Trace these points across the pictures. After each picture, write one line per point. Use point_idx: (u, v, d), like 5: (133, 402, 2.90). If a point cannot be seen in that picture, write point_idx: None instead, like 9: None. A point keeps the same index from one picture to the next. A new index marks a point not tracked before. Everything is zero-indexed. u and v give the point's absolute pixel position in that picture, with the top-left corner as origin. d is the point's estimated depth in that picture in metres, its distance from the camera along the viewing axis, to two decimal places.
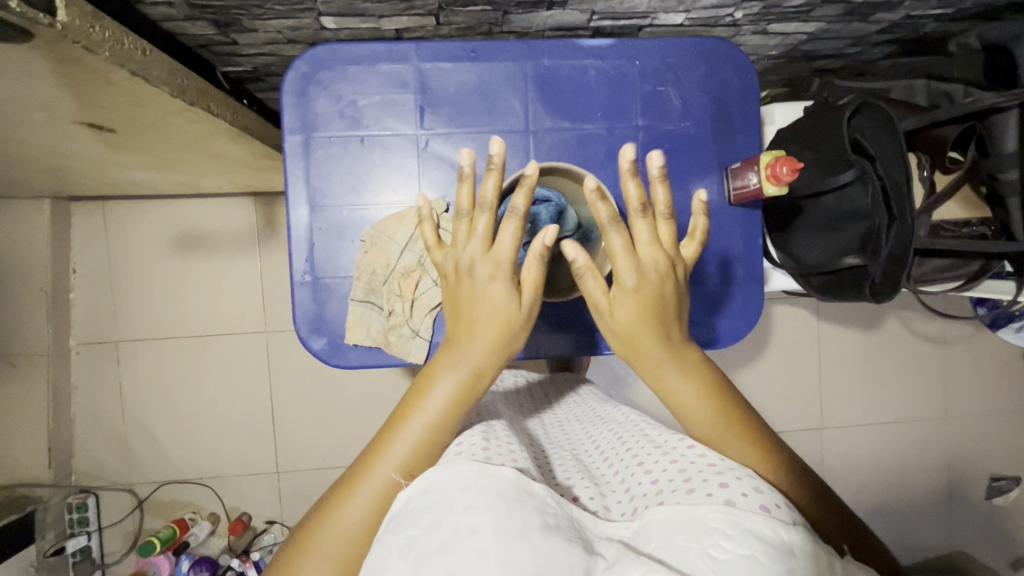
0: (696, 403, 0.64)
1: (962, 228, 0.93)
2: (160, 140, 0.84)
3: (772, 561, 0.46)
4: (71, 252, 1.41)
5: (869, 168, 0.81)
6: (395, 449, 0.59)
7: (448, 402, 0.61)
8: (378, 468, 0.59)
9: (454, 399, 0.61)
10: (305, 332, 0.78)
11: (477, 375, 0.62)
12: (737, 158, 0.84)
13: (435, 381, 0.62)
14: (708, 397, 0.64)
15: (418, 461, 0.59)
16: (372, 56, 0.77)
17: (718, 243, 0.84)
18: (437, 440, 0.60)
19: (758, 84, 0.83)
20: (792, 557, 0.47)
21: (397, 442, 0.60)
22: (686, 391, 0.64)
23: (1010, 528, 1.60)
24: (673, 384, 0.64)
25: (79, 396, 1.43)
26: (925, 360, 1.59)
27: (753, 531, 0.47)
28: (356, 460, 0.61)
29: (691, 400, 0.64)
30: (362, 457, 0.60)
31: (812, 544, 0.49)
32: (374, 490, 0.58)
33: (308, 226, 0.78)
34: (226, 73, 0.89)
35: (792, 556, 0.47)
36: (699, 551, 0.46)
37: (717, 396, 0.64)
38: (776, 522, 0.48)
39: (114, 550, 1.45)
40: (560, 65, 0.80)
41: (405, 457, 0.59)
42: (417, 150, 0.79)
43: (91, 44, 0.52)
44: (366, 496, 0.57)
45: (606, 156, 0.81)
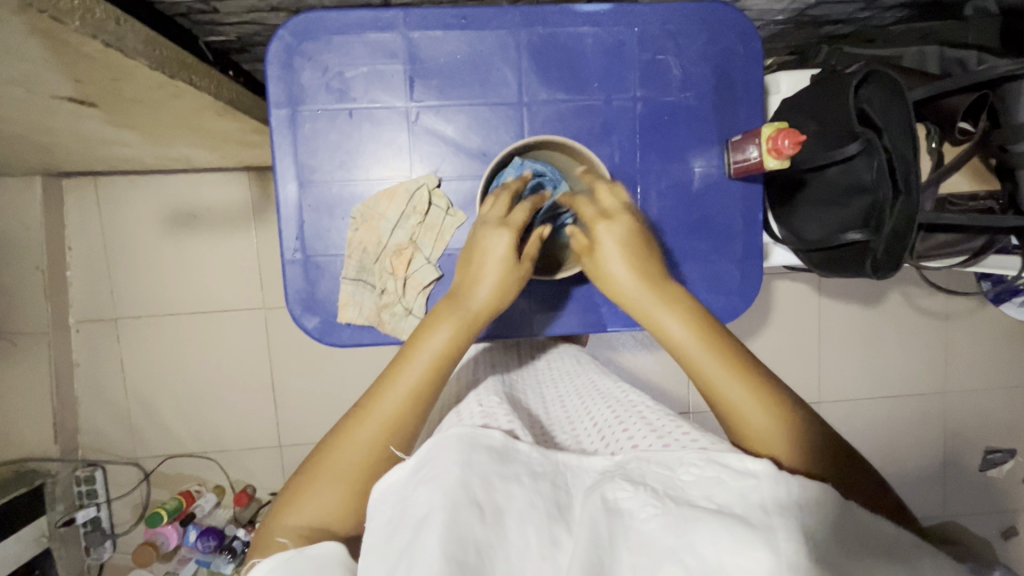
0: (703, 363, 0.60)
1: (969, 202, 0.91)
2: (143, 115, 0.81)
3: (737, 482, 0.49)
4: (65, 229, 1.40)
5: (874, 139, 0.79)
6: (393, 395, 0.59)
7: (452, 338, 0.62)
8: (384, 400, 0.58)
9: (457, 334, 0.62)
10: (297, 311, 0.77)
11: (481, 314, 0.65)
12: (739, 131, 0.81)
13: (438, 323, 0.63)
14: (697, 331, 0.61)
15: (427, 390, 0.60)
16: (358, 25, 0.74)
17: (717, 219, 0.82)
18: (444, 372, 0.61)
19: (762, 52, 0.79)
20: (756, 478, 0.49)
21: (403, 375, 0.60)
22: (675, 328, 0.63)
23: (1002, 498, 1.63)
24: (662, 321, 0.63)
25: (81, 373, 1.44)
26: (927, 335, 1.58)
27: (721, 461, 0.51)
28: (360, 398, 0.61)
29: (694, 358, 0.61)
30: (368, 392, 0.60)
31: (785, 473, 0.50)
32: (382, 416, 0.58)
33: (297, 202, 0.76)
34: (210, 44, 0.86)
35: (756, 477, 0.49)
36: (670, 481, 0.50)
37: (727, 355, 0.60)
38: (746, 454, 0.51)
39: (123, 520, 1.48)
40: (555, 32, 0.76)
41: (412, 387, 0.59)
42: (407, 124, 0.77)
43: (59, 14, 0.50)
44: (376, 420, 0.58)
45: (603, 129, 0.79)
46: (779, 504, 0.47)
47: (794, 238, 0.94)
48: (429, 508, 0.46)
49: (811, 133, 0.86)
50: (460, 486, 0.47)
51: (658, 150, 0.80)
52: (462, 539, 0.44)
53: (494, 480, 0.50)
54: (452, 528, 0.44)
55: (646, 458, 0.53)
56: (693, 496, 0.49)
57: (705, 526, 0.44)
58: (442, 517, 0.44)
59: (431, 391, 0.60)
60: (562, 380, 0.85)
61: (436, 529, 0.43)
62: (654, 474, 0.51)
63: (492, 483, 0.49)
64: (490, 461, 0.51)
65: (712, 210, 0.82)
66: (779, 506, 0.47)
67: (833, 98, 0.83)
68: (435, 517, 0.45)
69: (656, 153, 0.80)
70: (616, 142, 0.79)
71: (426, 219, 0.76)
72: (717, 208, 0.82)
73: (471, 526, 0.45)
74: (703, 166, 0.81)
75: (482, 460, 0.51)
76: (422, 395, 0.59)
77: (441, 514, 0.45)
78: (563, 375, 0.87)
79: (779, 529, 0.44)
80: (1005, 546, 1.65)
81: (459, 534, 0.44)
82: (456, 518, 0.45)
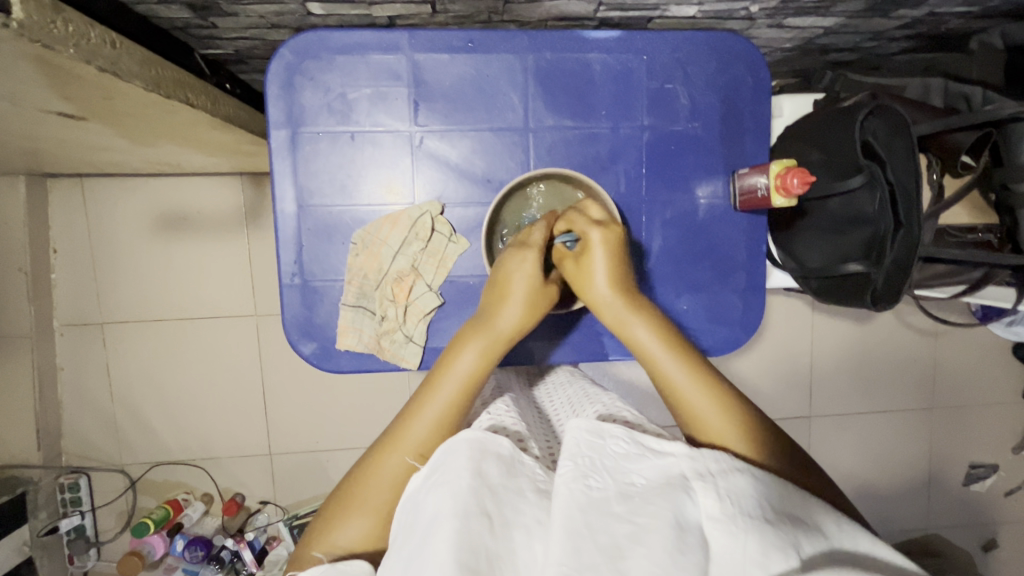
0: (701, 402, 0.60)
1: (968, 235, 0.92)
2: (136, 129, 0.79)
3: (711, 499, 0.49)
4: (51, 230, 1.36)
5: (877, 172, 0.79)
6: (414, 429, 0.59)
7: (478, 362, 0.62)
8: (415, 424, 0.59)
9: (483, 359, 0.62)
10: (294, 336, 0.75)
11: (506, 335, 0.63)
12: (745, 162, 0.80)
13: (459, 353, 0.62)
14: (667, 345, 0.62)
15: (456, 414, 0.60)
16: (362, 45, 0.72)
17: (719, 249, 0.82)
18: (472, 396, 0.62)
19: (770, 83, 0.79)
20: (737, 495, 0.50)
21: (432, 402, 0.60)
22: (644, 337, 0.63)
23: (983, 512, 1.67)
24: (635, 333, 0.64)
25: (66, 379, 1.41)
26: (917, 352, 1.60)
27: (643, 441, 0.55)
28: (388, 427, 0.61)
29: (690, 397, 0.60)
30: (397, 417, 0.61)
31: (757, 487, 0.51)
32: (415, 439, 0.59)
33: (297, 225, 0.74)
34: (206, 56, 0.84)
35: (736, 494, 0.50)
36: (606, 455, 0.53)
37: (710, 380, 0.61)
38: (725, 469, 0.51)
39: (108, 527, 1.45)
40: (563, 58, 0.75)
41: (440, 414, 0.60)
42: (411, 147, 0.75)
43: (52, 42, 0.48)
44: (411, 442, 0.59)
45: (609, 157, 0.78)
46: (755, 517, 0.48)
47: (793, 265, 0.94)
48: (441, 511, 0.47)
49: (815, 162, 0.86)
50: (470, 495, 0.48)
51: (664, 179, 0.79)
52: (478, 547, 0.45)
53: (497, 489, 0.51)
54: (463, 535, 0.45)
55: (582, 429, 0.55)
56: (634, 473, 0.52)
57: (654, 504, 0.47)
58: (454, 526, 0.46)
59: (459, 417, 0.61)
60: (556, 393, 0.82)
61: (450, 539, 0.45)
62: (588, 445, 0.53)
63: (501, 496, 0.50)
64: (499, 472, 0.52)
65: (714, 240, 0.81)
66: (701, 475, 0.51)
67: (838, 131, 0.83)
68: (445, 526, 0.46)
69: (662, 182, 0.79)
70: (621, 170, 0.78)
71: (429, 245, 0.75)
72: (720, 237, 0.81)
73: (483, 539, 0.46)
74: (707, 195, 0.80)
75: (492, 470, 0.52)
76: (447, 423, 0.60)
77: (454, 520, 0.46)
78: (559, 386, 0.84)
79: (697, 491, 0.50)
80: (985, 558, 1.68)
81: (472, 543, 0.45)
82: (467, 527, 0.46)
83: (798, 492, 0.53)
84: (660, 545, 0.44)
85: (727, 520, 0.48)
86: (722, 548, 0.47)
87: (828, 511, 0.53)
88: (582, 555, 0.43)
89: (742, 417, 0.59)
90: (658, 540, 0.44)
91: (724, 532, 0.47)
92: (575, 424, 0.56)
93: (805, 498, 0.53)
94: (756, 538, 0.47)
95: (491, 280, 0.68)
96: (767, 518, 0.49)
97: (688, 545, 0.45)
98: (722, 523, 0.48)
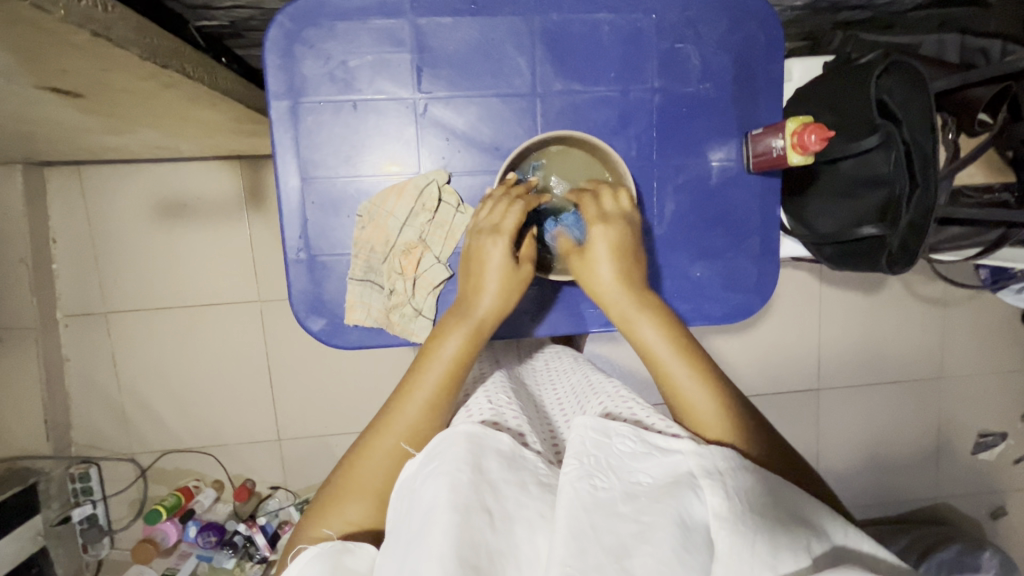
0: (682, 378, 0.60)
1: (983, 194, 0.90)
2: (131, 106, 0.77)
3: (715, 498, 0.49)
4: (49, 220, 1.34)
5: (894, 131, 0.77)
6: (405, 412, 0.59)
7: (462, 348, 0.62)
8: (407, 406, 0.60)
9: (467, 343, 0.63)
10: (302, 313, 0.74)
11: (486, 321, 0.65)
12: (759, 123, 0.78)
13: (445, 339, 0.63)
14: (679, 352, 0.61)
15: (445, 398, 0.61)
16: (362, 11, 0.69)
17: (733, 215, 0.80)
18: (457, 382, 0.62)
19: (784, 41, 0.76)
20: (743, 496, 0.49)
21: (420, 387, 0.60)
22: (657, 341, 0.62)
23: (992, 480, 1.67)
24: (646, 335, 0.63)
25: (71, 369, 1.40)
26: (926, 321, 1.59)
27: (649, 439, 0.54)
28: (378, 413, 0.61)
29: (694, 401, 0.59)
30: (386, 402, 0.61)
31: (758, 484, 0.51)
32: (406, 422, 0.59)
33: (301, 199, 0.73)
34: (202, 29, 0.81)
35: (742, 495, 0.49)
36: (611, 453, 0.52)
37: (702, 367, 0.61)
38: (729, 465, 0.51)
39: (121, 516, 1.46)
40: (571, 19, 0.73)
41: (430, 397, 0.60)
42: (415, 116, 0.73)
43: (43, 2, 0.46)
44: (400, 427, 0.59)
45: (618, 122, 0.76)
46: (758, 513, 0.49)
47: (806, 231, 0.92)
48: (438, 502, 0.47)
49: (829, 124, 0.84)
50: (471, 489, 0.48)
51: (676, 143, 0.77)
52: (477, 544, 0.44)
53: (505, 489, 0.50)
54: (464, 531, 0.45)
55: (588, 428, 0.53)
56: (640, 472, 0.51)
57: (660, 503, 0.47)
58: (454, 520, 0.45)
59: (448, 397, 0.61)
60: (558, 381, 0.82)
61: (448, 531, 0.44)
62: (594, 444, 0.52)
63: (501, 491, 0.50)
64: (499, 467, 0.52)
65: (727, 206, 0.80)
66: (709, 473, 0.50)
67: (852, 89, 0.81)
68: (442, 518, 0.45)
69: (673, 147, 0.77)
70: (632, 135, 0.76)
71: (436, 216, 0.73)
72: (734, 203, 0.80)
73: (482, 533, 0.45)
74: (720, 160, 0.78)
75: (491, 466, 0.51)
76: (438, 407, 0.60)
77: (453, 516, 0.45)
78: (560, 373, 0.84)
79: (704, 489, 0.49)
80: (993, 525, 1.69)
81: (471, 537, 0.45)
82: (469, 522, 0.45)
83: (804, 494, 0.54)
84: (668, 545, 0.44)
85: (735, 520, 0.47)
86: (730, 547, 0.46)
87: (834, 516, 0.53)
88: (589, 556, 0.43)
89: (742, 416, 0.59)
90: (666, 540, 0.44)
91: (733, 532, 0.46)
92: (580, 421, 0.55)
93: (813, 503, 0.53)
94: (763, 535, 0.47)
95: (463, 267, 0.69)
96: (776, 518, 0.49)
97: (693, 544, 0.45)
98: (729, 522, 0.47)
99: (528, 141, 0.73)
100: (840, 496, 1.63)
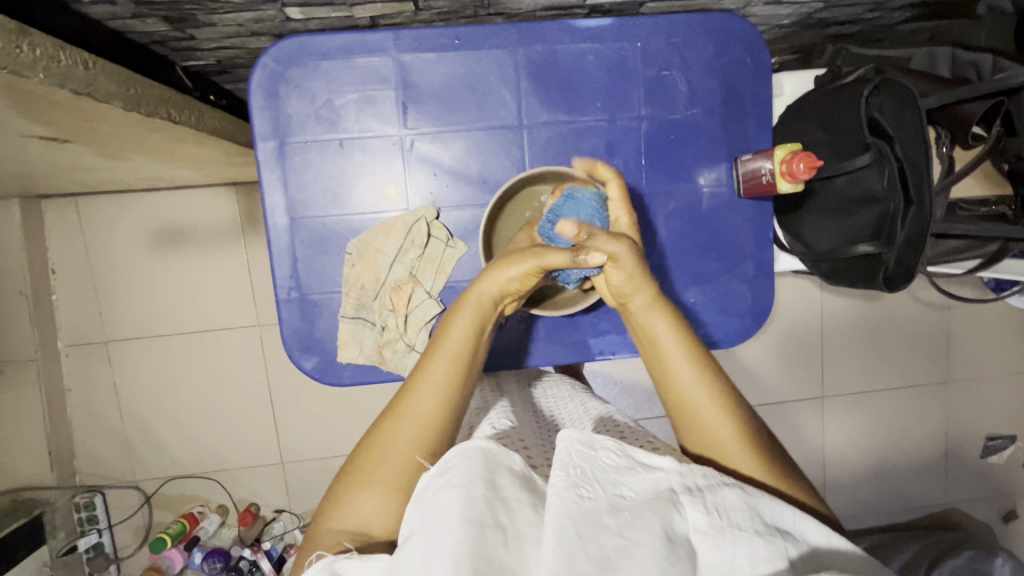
0: (701, 398, 0.60)
1: (979, 207, 0.89)
2: (120, 148, 0.77)
3: (704, 516, 0.48)
4: (48, 251, 1.35)
5: (886, 149, 0.76)
6: (417, 402, 0.59)
7: (468, 329, 0.62)
8: (417, 395, 0.59)
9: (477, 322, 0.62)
10: (295, 352, 0.74)
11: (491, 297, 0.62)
12: (749, 147, 0.78)
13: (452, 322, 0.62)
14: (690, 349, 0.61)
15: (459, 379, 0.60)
16: (345, 49, 0.69)
17: (725, 240, 0.79)
18: (470, 363, 0.61)
19: (771, 63, 0.76)
20: (734, 514, 0.49)
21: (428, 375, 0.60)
22: (666, 333, 0.61)
23: (1002, 483, 1.65)
24: (656, 327, 0.62)
25: (73, 399, 1.40)
26: (929, 326, 1.57)
27: (632, 454, 0.53)
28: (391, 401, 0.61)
29: (706, 413, 0.60)
30: (395, 394, 0.60)
31: (754, 500, 0.50)
32: (419, 412, 0.58)
33: (290, 239, 0.73)
34: (189, 69, 0.81)
35: (733, 513, 0.49)
36: (597, 466, 0.51)
37: (716, 377, 0.61)
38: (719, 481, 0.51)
39: (126, 544, 1.46)
40: (555, 50, 0.72)
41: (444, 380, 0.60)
42: (402, 152, 0.73)
43: (20, 67, 0.46)
44: (413, 418, 0.58)
45: (606, 151, 0.75)
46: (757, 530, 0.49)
47: (802, 248, 0.91)
48: (450, 514, 0.46)
49: (819, 142, 0.83)
50: (485, 505, 0.47)
51: (665, 169, 0.77)
52: (492, 560, 0.44)
53: (517, 507, 0.49)
54: (479, 546, 0.44)
55: (574, 439, 0.52)
56: (623, 485, 0.50)
57: (642, 519, 0.46)
58: (465, 535, 0.44)
59: (460, 382, 0.60)
60: (558, 407, 0.83)
61: (461, 543, 0.44)
62: (580, 455, 0.51)
63: (512, 507, 0.49)
64: (513, 486, 0.51)
65: (719, 231, 0.79)
66: (689, 490, 0.50)
67: (841, 109, 0.80)
68: (457, 530, 0.45)
69: (662, 173, 0.77)
70: (621, 163, 0.76)
71: (426, 251, 0.73)
72: (726, 227, 0.79)
73: (495, 549, 0.45)
74: (710, 182, 0.78)
75: (505, 484, 0.50)
76: (453, 393, 0.60)
77: (464, 531, 0.45)
78: (561, 399, 0.85)
79: (685, 506, 0.49)
80: (1006, 529, 1.67)
81: (484, 552, 0.44)
82: (482, 537, 0.45)
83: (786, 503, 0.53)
84: (650, 559, 0.43)
85: (715, 533, 0.48)
86: (709, 558, 0.47)
87: (817, 524, 0.53)
88: (573, 565, 0.42)
89: (758, 434, 0.60)
90: (649, 554, 0.43)
91: (711, 545, 0.47)
92: (566, 434, 0.53)
93: (797, 514, 0.52)
94: (744, 546, 0.47)
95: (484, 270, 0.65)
96: (762, 532, 0.49)
97: (678, 556, 0.44)
98: (709, 536, 0.47)
99: (516, 175, 0.73)
100: (849, 503, 1.61)
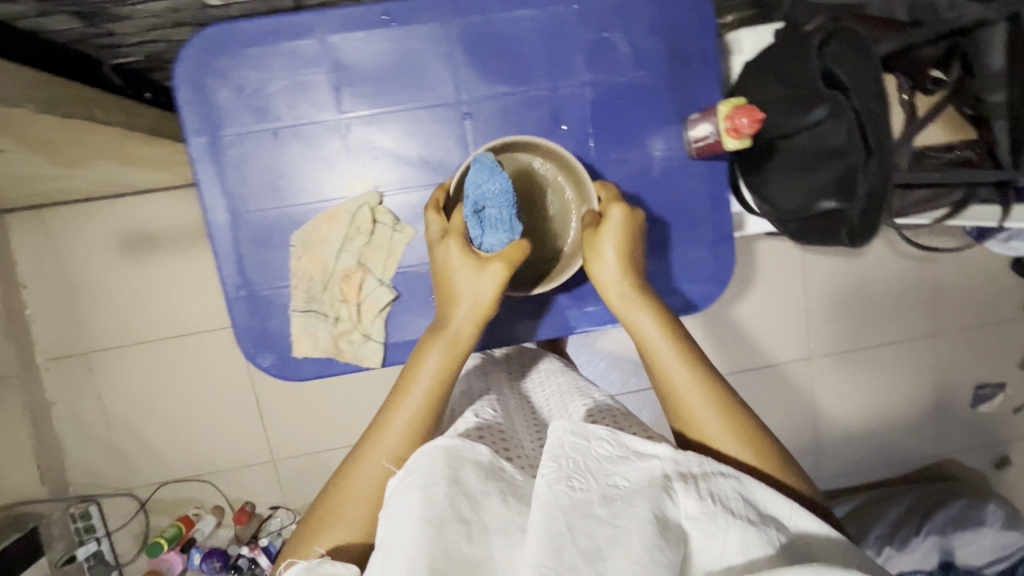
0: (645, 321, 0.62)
1: (944, 154, 0.84)
2: (57, 154, 0.75)
3: (701, 509, 0.46)
4: (16, 267, 1.33)
5: (842, 100, 0.73)
6: (387, 436, 0.57)
7: (443, 363, 0.60)
8: (389, 429, 0.57)
9: (446, 361, 0.60)
10: (250, 350, 0.73)
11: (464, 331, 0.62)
12: (700, 106, 0.75)
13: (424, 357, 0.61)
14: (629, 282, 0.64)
15: (426, 420, 0.58)
16: (270, 34, 0.67)
17: (683, 205, 0.77)
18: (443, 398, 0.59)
19: (716, 17, 0.73)
20: (729, 505, 0.47)
21: (401, 408, 0.58)
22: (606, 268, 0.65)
23: (994, 430, 1.65)
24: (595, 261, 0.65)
25: (58, 412, 1.40)
26: (913, 280, 1.56)
27: (626, 443, 0.52)
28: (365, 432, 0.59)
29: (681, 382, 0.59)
30: (367, 427, 0.59)
31: (745, 496, 0.48)
32: (389, 447, 0.56)
33: (234, 236, 0.71)
34: (119, 67, 0.79)
35: (728, 505, 0.47)
36: (588, 456, 0.50)
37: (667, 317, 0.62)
38: (713, 469, 0.49)
39: (126, 550, 1.47)
40: (490, 20, 0.70)
41: (410, 421, 0.58)
42: (340, 137, 0.71)
43: None
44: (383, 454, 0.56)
45: (552, 122, 0.73)
46: (751, 519, 0.47)
47: (769, 209, 0.88)
48: (408, 517, 0.45)
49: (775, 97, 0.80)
50: (445, 501, 0.46)
51: (615, 137, 0.75)
52: (452, 557, 0.43)
53: (480, 498, 0.48)
54: (438, 545, 0.43)
55: (567, 430, 0.51)
56: (616, 474, 0.49)
57: (634, 506, 0.45)
58: (423, 535, 0.44)
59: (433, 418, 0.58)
60: (548, 383, 0.81)
61: (416, 546, 0.43)
62: (573, 448, 0.50)
63: (478, 501, 0.48)
64: (478, 479, 0.50)
65: (677, 198, 0.77)
66: (683, 477, 0.48)
67: (795, 61, 0.77)
68: (411, 532, 0.44)
69: (613, 140, 0.75)
70: (570, 133, 0.74)
71: (373, 238, 0.72)
72: (682, 192, 0.77)
73: (456, 545, 0.44)
74: (663, 148, 0.76)
75: (469, 479, 0.49)
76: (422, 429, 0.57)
77: (423, 530, 0.44)
78: (547, 376, 0.83)
79: (678, 492, 0.47)
80: (999, 476, 1.67)
81: (444, 550, 0.43)
82: (441, 535, 0.44)
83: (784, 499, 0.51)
84: (640, 544, 0.42)
85: (709, 519, 0.46)
86: (700, 547, 0.45)
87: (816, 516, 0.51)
88: (563, 557, 0.42)
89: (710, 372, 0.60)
90: (639, 540, 0.42)
91: (703, 532, 0.46)
92: (558, 424, 0.52)
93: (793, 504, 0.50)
94: (737, 534, 0.46)
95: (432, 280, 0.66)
96: (756, 518, 0.48)
97: (667, 542, 0.43)
98: (702, 522, 0.46)
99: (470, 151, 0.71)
100: (843, 459, 1.61)
